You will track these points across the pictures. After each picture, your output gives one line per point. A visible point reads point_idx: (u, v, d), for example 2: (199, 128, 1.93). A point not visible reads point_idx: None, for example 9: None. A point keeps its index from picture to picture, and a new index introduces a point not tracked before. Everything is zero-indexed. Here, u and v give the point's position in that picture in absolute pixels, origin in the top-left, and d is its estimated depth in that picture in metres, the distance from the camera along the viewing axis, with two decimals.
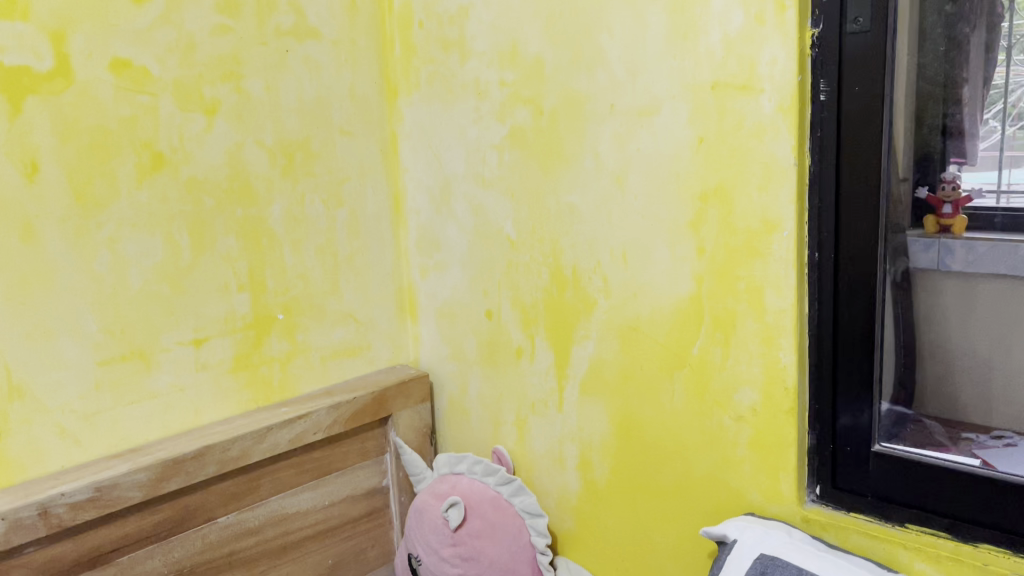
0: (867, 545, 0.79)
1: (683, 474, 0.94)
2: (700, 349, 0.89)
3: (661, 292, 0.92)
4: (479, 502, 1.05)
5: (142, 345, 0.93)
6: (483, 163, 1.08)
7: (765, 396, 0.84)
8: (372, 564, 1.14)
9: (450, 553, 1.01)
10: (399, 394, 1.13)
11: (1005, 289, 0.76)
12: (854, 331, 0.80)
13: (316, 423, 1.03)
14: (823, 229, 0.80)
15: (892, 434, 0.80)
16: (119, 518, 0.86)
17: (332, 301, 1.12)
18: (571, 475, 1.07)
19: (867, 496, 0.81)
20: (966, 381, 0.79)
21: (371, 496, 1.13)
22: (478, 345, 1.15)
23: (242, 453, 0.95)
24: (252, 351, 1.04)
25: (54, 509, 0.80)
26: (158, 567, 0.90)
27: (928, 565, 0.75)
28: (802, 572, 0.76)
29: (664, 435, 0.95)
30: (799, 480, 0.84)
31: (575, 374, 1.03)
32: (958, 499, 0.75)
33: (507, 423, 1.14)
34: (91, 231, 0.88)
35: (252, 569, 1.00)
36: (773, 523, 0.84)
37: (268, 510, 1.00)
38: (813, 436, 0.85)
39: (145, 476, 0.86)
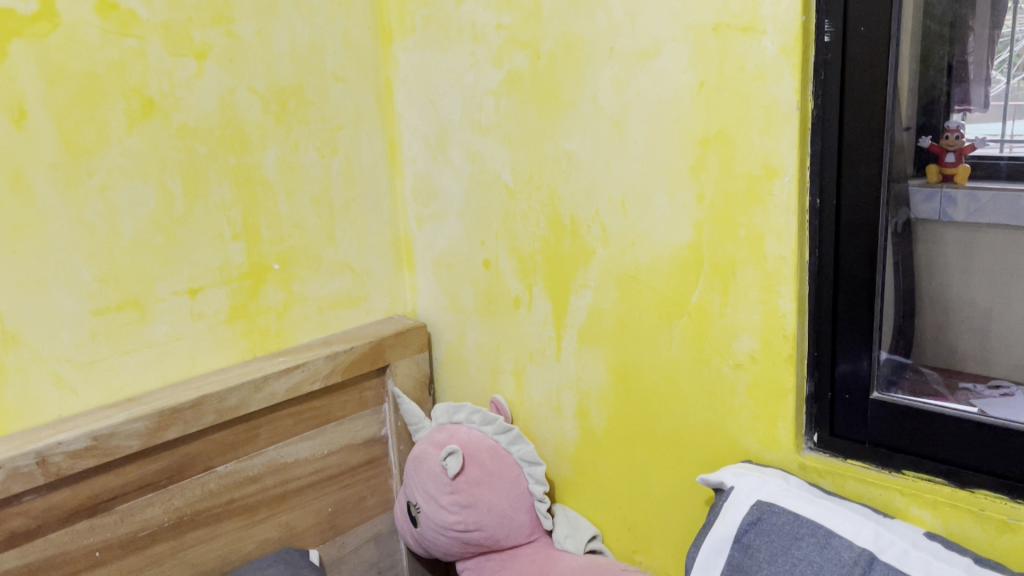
0: (864, 491, 0.80)
1: (680, 422, 0.94)
2: (699, 297, 0.89)
3: (661, 240, 0.91)
4: (478, 450, 1.05)
5: (136, 295, 0.92)
6: (479, 110, 1.06)
7: (764, 343, 0.84)
8: (372, 512, 1.15)
9: (448, 501, 1.02)
10: (398, 344, 1.13)
11: (1006, 239, 0.73)
12: (855, 277, 0.79)
13: (315, 371, 1.03)
14: (825, 174, 0.79)
15: (890, 383, 0.80)
16: (117, 467, 0.86)
17: (328, 251, 1.12)
18: (569, 424, 1.07)
19: (864, 443, 0.82)
20: (967, 332, 0.77)
21: (370, 445, 1.14)
22: (476, 295, 1.14)
23: (239, 403, 0.95)
24: (248, 301, 1.03)
25: (52, 457, 0.80)
26: (159, 515, 0.91)
27: (924, 511, 0.76)
28: (799, 518, 0.77)
29: (662, 383, 0.95)
30: (797, 426, 0.84)
31: (574, 323, 1.03)
32: (956, 446, 0.75)
33: (505, 372, 1.14)
34: (81, 179, 0.86)
35: (253, 517, 1.01)
36: (770, 471, 0.84)
37: (267, 458, 1.01)
38: (812, 383, 0.84)
39: (143, 425, 0.86)
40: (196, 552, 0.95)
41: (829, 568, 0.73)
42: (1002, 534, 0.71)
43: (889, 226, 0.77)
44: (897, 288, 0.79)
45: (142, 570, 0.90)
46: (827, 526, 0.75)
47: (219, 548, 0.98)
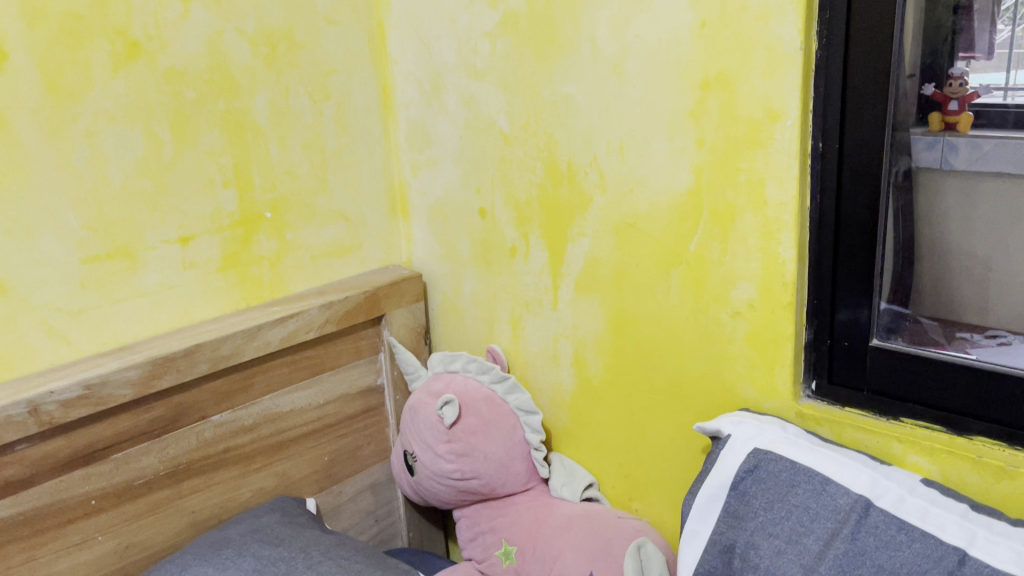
0: (861, 439, 0.80)
1: (676, 371, 0.94)
2: (697, 244, 0.87)
3: (659, 187, 0.89)
4: (474, 399, 1.05)
5: (126, 243, 0.91)
6: (474, 53, 1.03)
7: (763, 291, 0.83)
8: (369, 461, 1.15)
9: (444, 450, 1.02)
10: (393, 294, 1.12)
11: (1007, 187, 0.71)
12: (856, 224, 0.78)
13: (309, 321, 1.02)
14: (828, 118, 0.77)
15: (890, 331, 0.79)
16: (111, 415, 0.86)
17: (321, 199, 1.10)
18: (565, 373, 1.07)
19: (863, 391, 0.81)
20: (966, 282, 0.76)
21: (366, 394, 1.13)
22: (471, 245, 1.13)
23: (234, 352, 0.94)
24: (241, 250, 1.02)
25: (44, 406, 0.79)
26: (154, 464, 0.91)
27: (922, 458, 0.76)
28: (795, 465, 0.77)
29: (659, 332, 0.94)
30: (796, 374, 0.84)
31: (570, 272, 1.02)
32: (956, 394, 0.74)
33: (501, 322, 1.13)
34: (66, 123, 0.84)
35: (250, 465, 1.01)
36: (767, 419, 0.84)
37: (263, 408, 1.01)
38: (811, 331, 0.84)
39: (136, 373, 0.85)
40: (193, 500, 0.95)
41: (824, 515, 0.73)
42: (1001, 480, 0.71)
43: (891, 172, 0.75)
44: (896, 237, 0.78)
45: (140, 517, 0.90)
46: (823, 473, 0.75)
47: (216, 496, 0.98)
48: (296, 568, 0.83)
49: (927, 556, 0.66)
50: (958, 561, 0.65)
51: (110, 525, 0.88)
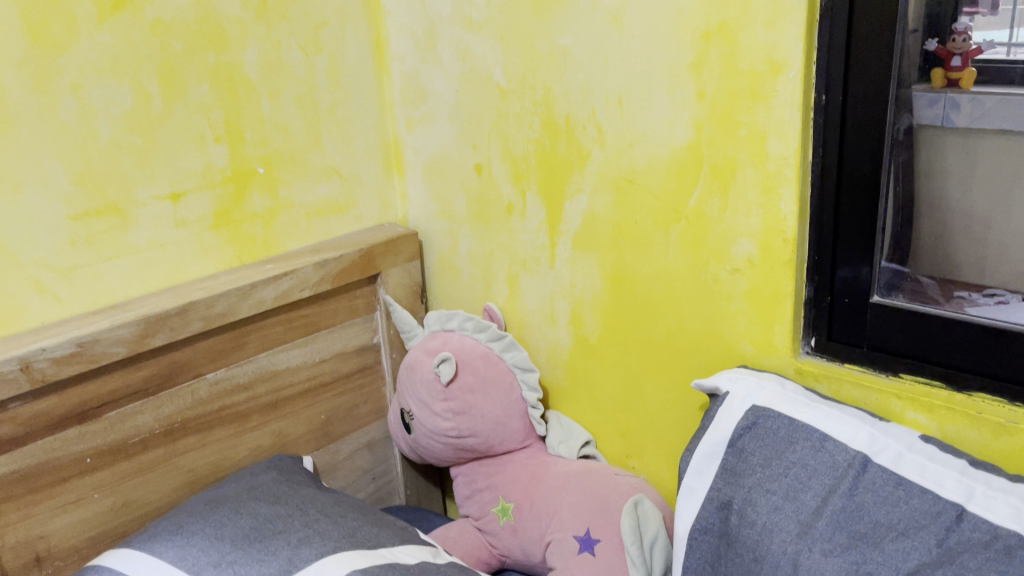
0: (860, 396, 0.80)
1: (674, 328, 0.93)
2: (697, 200, 0.86)
3: (659, 141, 0.88)
4: (471, 357, 1.04)
5: (116, 199, 0.89)
6: (470, 4, 1.01)
7: (763, 248, 0.82)
8: (366, 419, 1.15)
9: (442, 408, 1.02)
10: (389, 252, 1.11)
11: (1010, 145, 0.71)
12: (858, 180, 0.76)
13: (304, 279, 1.01)
14: (832, 71, 0.75)
15: (891, 287, 0.79)
16: (104, 374, 0.85)
17: (314, 155, 1.08)
18: (562, 331, 1.06)
19: (863, 348, 0.81)
20: (965, 241, 0.75)
21: (362, 353, 1.13)
22: (468, 202, 1.11)
23: (228, 310, 0.94)
24: (233, 207, 1.00)
25: (36, 364, 0.78)
26: (149, 423, 0.90)
27: (920, 414, 0.76)
28: (794, 422, 0.77)
29: (657, 290, 0.93)
30: (795, 330, 0.83)
31: (568, 230, 1.00)
32: (956, 350, 0.74)
33: (498, 280, 1.12)
34: (52, 76, 0.82)
35: (246, 424, 1.00)
36: (766, 376, 0.83)
37: (258, 366, 1.00)
38: (811, 287, 0.83)
39: (129, 331, 0.85)
40: (189, 458, 0.95)
41: (822, 471, 0.73)
42: (999, 437, 0.71)
43: (894, 129, 0.74)
44: (897, 194, 0.76)
45: (136, 476, 0.90)
46: (821, 429, 0.75)
47: (212, 454, 0.97)
48: (292, 525, 0.83)
49: (925, 512, 0.67)
50: (956, 517, 0.66)
51: (106, 483, 0.87)
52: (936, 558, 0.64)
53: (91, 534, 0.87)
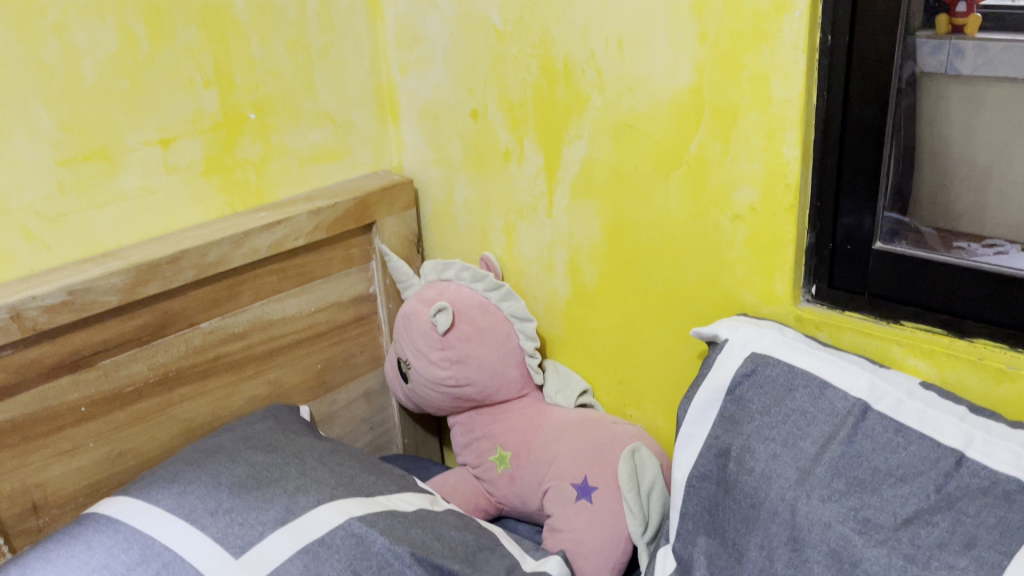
0: (860, 343, 0.79)
1: (673, 277, 0.92)
2: (698, 145, 0.84)
3: (660, 85, 0.86)
4: (468, 306, 1.03)
5: (104, 144, 0.87)
6: None
7: (765, 194, 0.81)
8: (362, 370, 1.15)
9: (438, 357, 1.01)
10: (384, 200, 1.09)
11: (1013, 93, 0.69)
12: (863, 126, 0.75)
13: (298, 228, 0.99)
14: (838, 14, 0.73)
15: (894, 234, 0.77)
16: (96, 322, 0.84)
17: (307, 101, 1.06)
18: (560, 281, 1.05)
19: (864, 295, 0.80)
20: (965, 192, 0.74)
21: (358, 302, 1.12)
22: (464, 149, 1.09)
23: (221, 259, 0.92)
24: (224, 154, 0.98)
25: (27, 312, 0.77)
26: (143, 372, 0.89)
27: (920, 360, 0.75)
28: (794, 369, 0.76)
29: (656, 238, 0.92)
30: (796, 277, 0.82)
31: (566, 177, 0.99)
32: (959, 297, 0.73)
33: (495, 229, 1.10)
34: (34, 17, 0.80)
35: (241, 373, 1.00)
36: (766, 323, 0.83)
37: (253, 315, 0.99)
38: (813, 234, 0.81)
39: (121, 280, 0.83)
40: (185, 408, 0.94)
41: (822, 418, 0.73)
42: (1000, 383, 0.71)
43: (897, 76, 0.72)
44: (900, 143, 0.75)
45: (131, 425, 0.90)
46: (821, 376, 0.74)
47: (208, 404, 0.97)
48: (289, 473, 0.83)
49: (924, 458, 0.67)
50: (955, 463, 0.66)
51: (101, 432, 0.87)
52: (935, 504, 0.64)
53: (87, 483, 0.87)
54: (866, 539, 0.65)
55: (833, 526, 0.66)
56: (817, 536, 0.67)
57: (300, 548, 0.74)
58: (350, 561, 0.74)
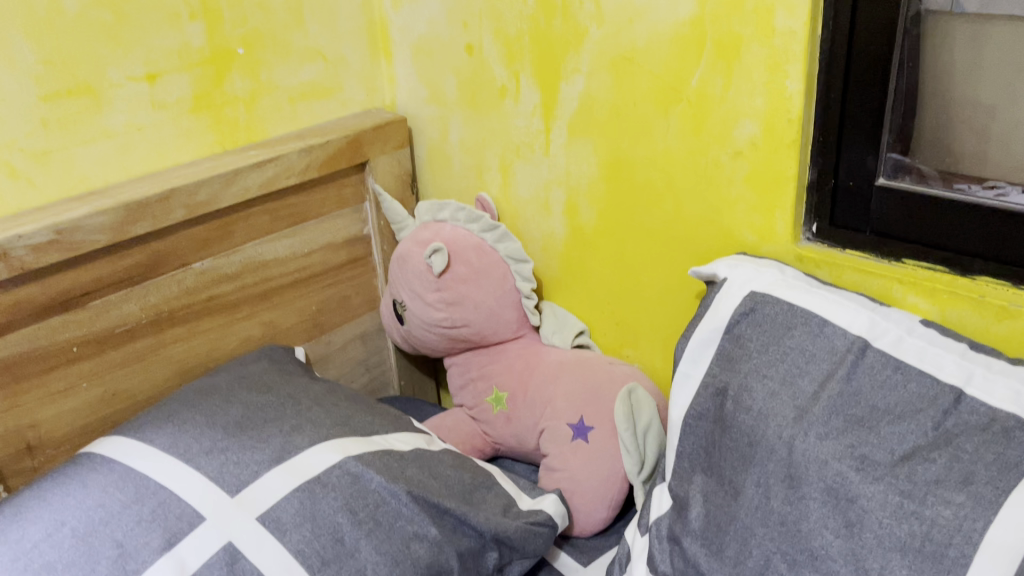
0: (861, 282, 0.79)
1: (672, 216, 0.91)
2: (699, 79, 0.82)
3: (660, 17, 0.83)
4: (463, 247, 1.01)
5: (88, 79, 0.85)
6: None
7: (767, 129, 0.79)
8: (357, 312, 1.14)
9: (434, 299, 1.00)
10: (377, 139, 1.07)
11: (1019, 31, 0.67)
12: (868, 60, 0.72)
13: (289, 167, 0.97)
14: None
15: (898, 170, 0.75)
16: (86, 262, 0.82)
17: (297, 36, 1.02)
18: (557, 221, 1.04)
19: (865, 233, 0.78)
20: (967, 133, 0.72)
21: (352, 244, 1.10)
22: (458, 86, 1.06)
23: (211, 198, 0.90)
24: (213, 90, 0.96)
25: (14, 252, 0.76)
26: (135, 313, 0.88)
27: (921, 299, 0.75)
28: (793, 307, 0.76)
29: (655, 176, 0.90)
30: (796, 215, 0.81)
31: (563, 114, 0.96)
32: (962, 234, 0.72)
33: (491, 169, 1.08)
34: None
35: (235, 315, 0.99)
36: (765, 262, 0.82)
37: (245, 256, 0.98)
38: (815, 171, 0.79)
39: (110, 219, 0.82)
40: (178, 349, 0.94)
41: (820, 356, 0.72)
42: (1001, 322, 0.70)
43: (906, 10, 0.69)
44: (906, 79, 0.72)
45: (124, 365, 0.89)
46: (821, 315, 0.74)
47: (202, 345, 0.96)
48: (284, 413, 0.82)
49: (923, 396, 0.66)
50: (953, 400, 0.65)
51: (94, 373, 0.86)
52: (933, 441, 0.64)
53: (82, 423, 0.87)
54: (863, 476, 0.64)
55: (830, 464, 0.66)
56: (814, 474, 0.67)
57: (296, 486, 0.74)
58: (347, 499, 0.74)
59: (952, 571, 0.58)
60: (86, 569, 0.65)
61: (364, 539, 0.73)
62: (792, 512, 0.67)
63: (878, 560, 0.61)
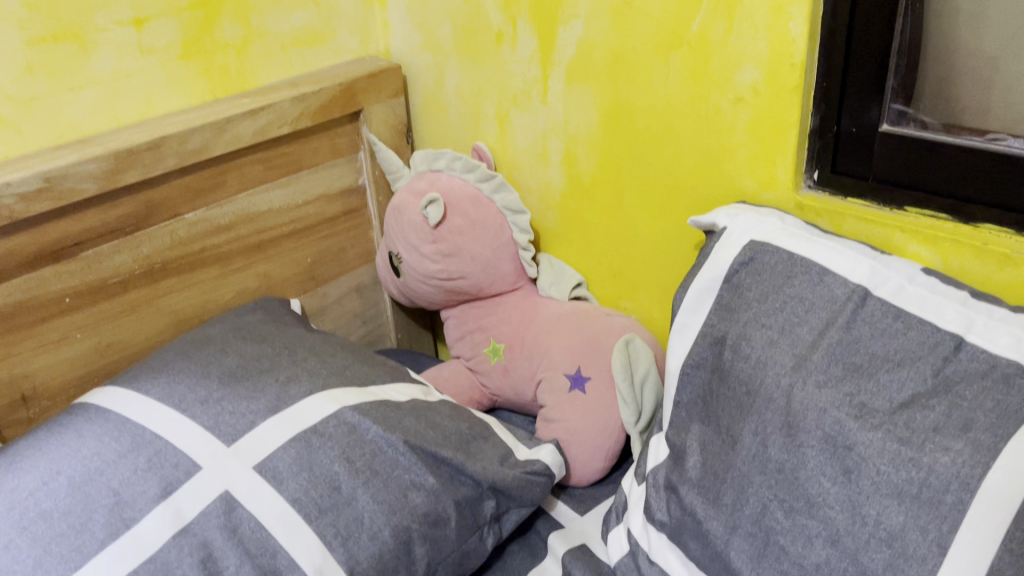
0: (862, 230, 0.78)
1: (672, 165, 0.89)
2: (700, 23, 0.80)
3: None
4: (460, 198, 1.00)
5: (74, 23, 0.82)
6: None
7: (769, 74, 0.77)
8: (353, 264, 1.13)
9: (430, 251, 0.99)
10: (371, 87, 1.04)
11: None
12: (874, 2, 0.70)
13: (282, 116, 0.95)
14: None
15: (902, 115, 0.74)
16: (76, 211, 0.81)
17: None
18: (554, 171, 1.02)
19: (868, 180, 0.77)
20: (970, 86, 0.70)
21: (347, 195, 1.09)
22: (454, 32, 1.04)
23: (202, 147, 0.89)
24: (203, 36, 0.93)
25: (3, 201, 0.74)
26: (128, 263, 0.87)
27: (923, 248, 0.74)
28: (793, 256, 0.75)
29: (655, 123, 0.89)
30: (797, 163, 0.80)
31: (562, 60, 0.94)
32: (965, 181, 0.70)
33: (487, 118, 1.07)
34: None
35: (229, 266, 0.98)
36: (765, 211, 0.81)
37: (238, 206, 0.96)
38: (817, 117, 0.78)
39: (99, 167, 0.80)
40: (172, 300, 0.93)
41: (820, 305, 0.72)
42: (1003, 270, 0.69)
43: None
44: (912, 24, 0.70)
45: (118, 316, 0.88)
46: (821, 263, 0.73)
47: (196, 296, 0.95)
48: (280, 363, 0.82)
49: (923, 343, 0.66)
50: (954, 347, 0.65)
51: (87, 324, 0.86)
52: (932, 388, 0.64)
53: (76, 375, 0.86)
54: (861, 423, 0.64)
55: (828, 412, 0.66)
56: (812, 421, 0.67)
57: (293, 436, 0.74)
58: (343, 448, 0.74)
59: (949, 516, 0.58)
60: (83, 517, 0.65)
61: (361, 488, 0.73)
62: (789, 460, 0.67)
63: (875, 507, 0.62)
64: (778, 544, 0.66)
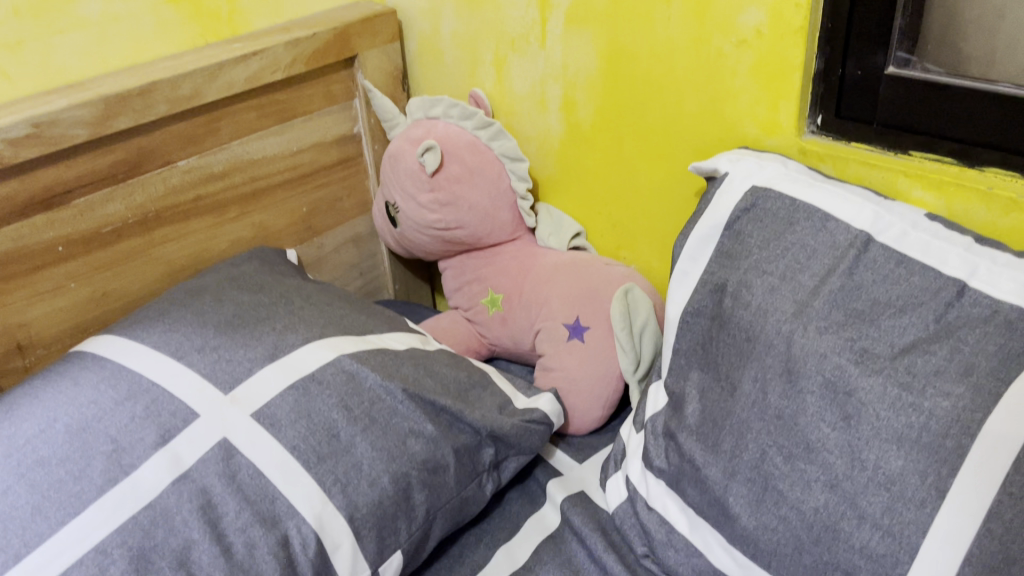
0: (865, 175, 0.77)
1: (673, 111, 0.88)
2: None
3: None
4: (457, 146, 0.98)
5: None
6: None
7: (773, 16, 0.75)
8: (350, 214, 1.12)
9: (427, 200, 0.98)
10: (366, 32, 1.02)
11: None
12: None
13: (275, 61, 0.93)
14: None
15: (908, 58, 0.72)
16: (66, 158, 0.80)
17: None
18: (553, 118, 1.01)
19: (872, 125, 0.75)
20: (974, 34, 0.71)
21: (342, 143, 1.07)
22: None
23: (194, 92, 0.87)
24: None
25: None
26: (121, 212, 0.86)
27: (927, 193, 0.73)
28: (795, 202, 0.74)
29: (656, 67, 0.87)
30: (801, 107, 0.79)
31: (561, 3, 0.92)
32: (972, 124, 0.69)
33: (484, 64, 1.04)
34: None
35: (223, 215, 0.96)
36: (768, 156, 0.80)
37: (232, 154, 0.95)
38: (822, 59, 0.75)
39: (89, 113, 0.79)
40: (166, 249, 0.92)
41: (822, 251, 0.71)
42: (1009, 214, 0.69)
43: None
44: None
45: (112, 266, 0.87)
46: (825, 209, 0.72)
47: (191, 246, 0.94)
48: (276, 313, 0.81)
49: (925, 289, 0.65)
50: (957, 293, 0.64)
51: (81, 273, 0.85)
52: (934, 333, 0.63)
53: (71, 324, 0.86)
54: (862, 368, 0.64)
55: (829, 358, 0.66)
56: (812, 367, 0.66)
57: (290, 383, 0.74)
58: (342, 396, 0.74)
59: (949, 460, 0.58)
60: (81, 464, 0.65)
61: (360, 435, 0.73)
62: (789, 406, 0.67)
63: (874, 452, 0.61)
64: (776, 489, 0.66)
